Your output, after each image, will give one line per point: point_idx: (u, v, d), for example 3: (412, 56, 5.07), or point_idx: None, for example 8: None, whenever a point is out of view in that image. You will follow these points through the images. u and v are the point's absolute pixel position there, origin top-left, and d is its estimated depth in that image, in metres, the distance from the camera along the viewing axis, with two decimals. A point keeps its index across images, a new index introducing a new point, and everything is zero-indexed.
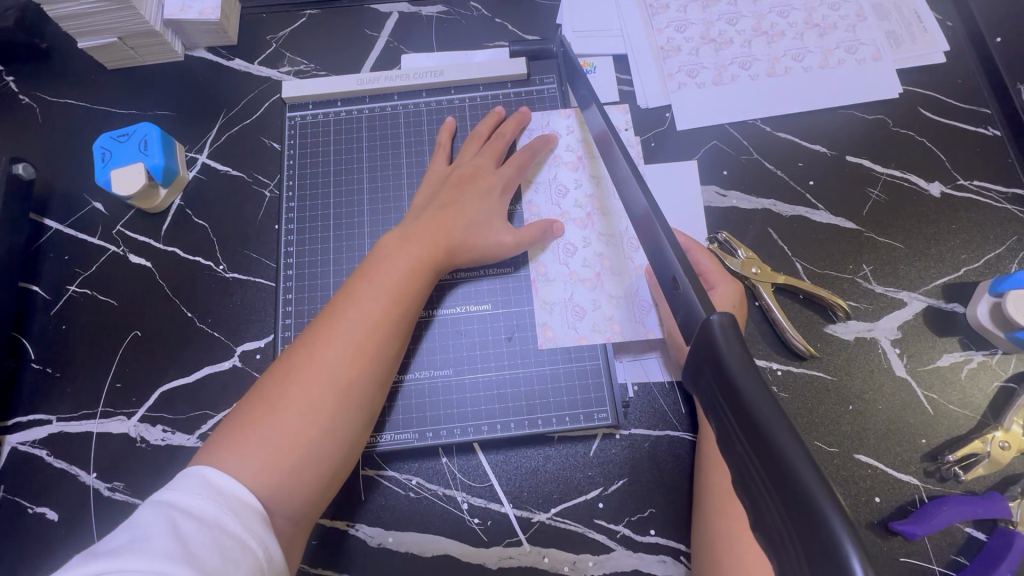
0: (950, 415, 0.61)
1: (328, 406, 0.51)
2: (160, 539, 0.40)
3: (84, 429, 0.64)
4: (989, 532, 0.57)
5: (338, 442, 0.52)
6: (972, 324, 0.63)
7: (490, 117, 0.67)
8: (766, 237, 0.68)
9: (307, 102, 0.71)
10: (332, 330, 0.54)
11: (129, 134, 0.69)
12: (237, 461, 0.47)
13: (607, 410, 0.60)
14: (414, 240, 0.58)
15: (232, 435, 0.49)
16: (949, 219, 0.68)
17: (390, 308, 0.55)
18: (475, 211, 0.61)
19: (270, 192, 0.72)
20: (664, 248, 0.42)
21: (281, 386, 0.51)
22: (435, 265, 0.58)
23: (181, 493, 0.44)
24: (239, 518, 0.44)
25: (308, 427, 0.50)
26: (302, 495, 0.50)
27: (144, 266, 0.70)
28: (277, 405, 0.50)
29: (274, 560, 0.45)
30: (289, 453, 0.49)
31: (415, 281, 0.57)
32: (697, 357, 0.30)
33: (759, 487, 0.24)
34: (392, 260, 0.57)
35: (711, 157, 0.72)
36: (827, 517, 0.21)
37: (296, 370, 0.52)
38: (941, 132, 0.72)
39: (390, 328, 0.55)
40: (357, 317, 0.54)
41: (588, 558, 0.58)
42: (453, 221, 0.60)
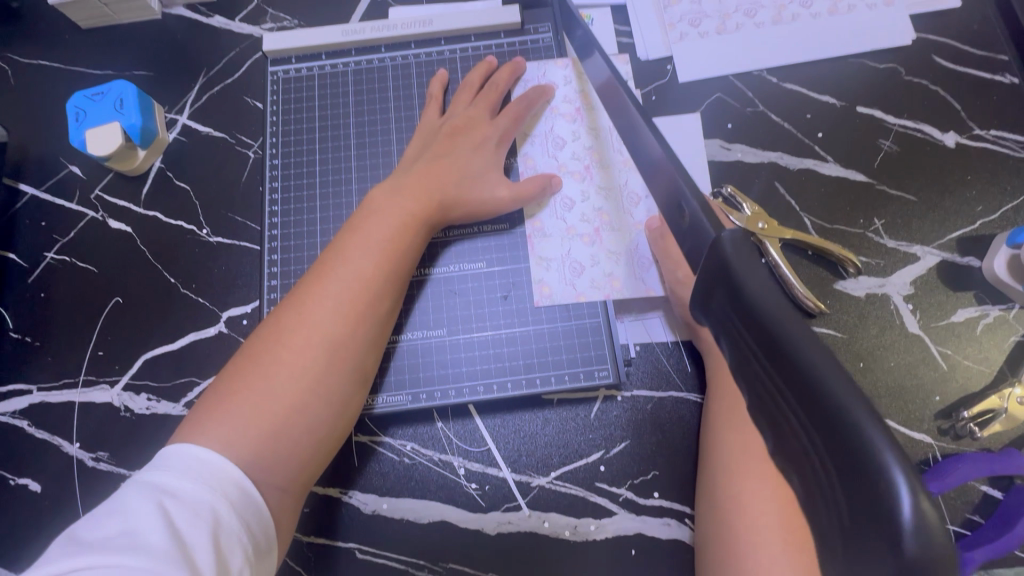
0: (965, 371, 0.59)
1: (323, 369, 0.49)
2: (153, 533, 0.38)
3: (66, 398, 0.61)
4: (1005, 490, 0.55)
5: (334, 404, 0.50)
6: (988, 277, 0.61)
7: (482, 68, 0.64)
8: (772, 192, 0.65)
9: (290, 55, 0.67)
10: (321, 291, 0.51)
11: (103, 93, 0.66)
12: (229, 431, 0.45)
13: (608, 368, 0.57)
14: (404, 194, 0.55)
15: (221, 405, 0.46)
16: (965, 170, 0.65)
17: (382, 266, 0.53)
18: (468, 163, 0.58)
19: (253, 152, 0.69)
20: (671, 181, 0.39)
21: (270, 350, 0.49)
22: (427, 219, 0.56)
23: (169, 474, 0.42)
24: (236, 503, 0.42)
25: (304, 392, 0.48)
26: (300, 459, 0.48)
27: (124, 232, 0.67)
28: (268, 372, 0.48)
29: (263, 537, 0.44)
30: (284, 420, 0.47)
31: (408, 237, 0.54)
32: (705, 278, 0.27)
33: (783, 409, 0.22)
34: (381, 215, 0.54)
35: (715, 110, 0.68)
36: (862, 427, 0.19)
37: (286, 334, 0.49)
38: (957, 81, 0.68)
39: (382, 285, 0.53)
40: (347, 276, 0.51)
41: (590, 523, 0.56)
42: (446, 174, 0.57)
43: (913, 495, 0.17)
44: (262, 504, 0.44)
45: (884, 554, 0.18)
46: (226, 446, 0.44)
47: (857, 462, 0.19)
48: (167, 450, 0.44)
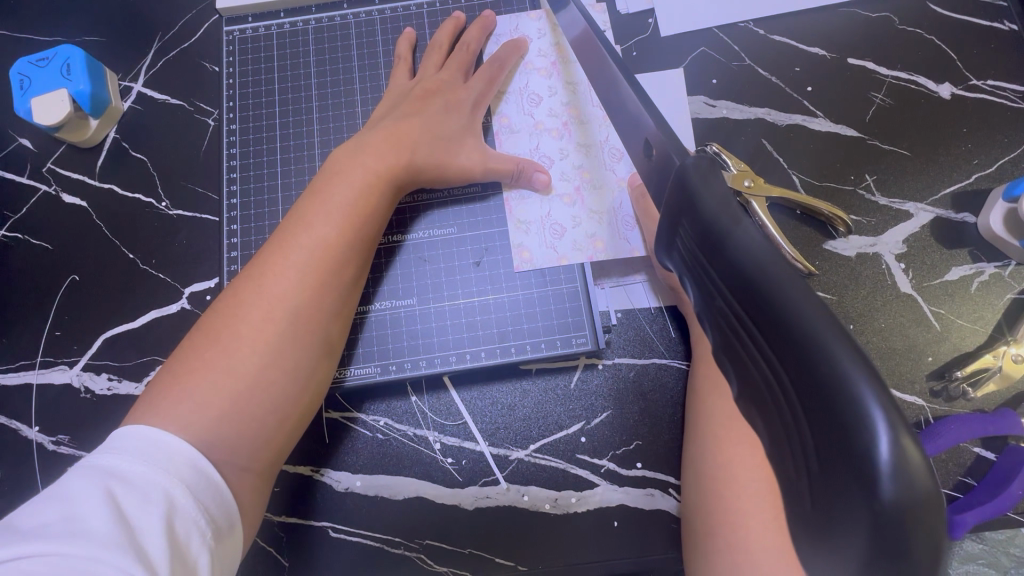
0: (959, 331, 0.56)
1: (287, 343, 0.46)
2: (97, 518, 0.35)
3: (23, 381, 0.59)
4: (999, 452, 0.54)
5: (300, 377, 0.47)
6: (983, 234, 0.58)
7: (450, 24, 0.60)
8: (759, 149, 0.62)
9: (247, 14, 0.64)
10: (282, 260, 0.48)
11: (49, 59, 0.62)
12: (185, 411, 0.42)
13: (586, 335, 0.55)
14: (368, 157, 0.52)
15: (176, 385, 0.43)
16: (961, 122, 0.62)
17: (347, 233, 0.50)
18: (441, 126, 0.55)
19: (213, 120, 0.65)
20: (648, 125, 0.37)
21: (229, 324, 0.46)
22: (395, 182, 0.52)
23: (120, 457, 0.38)
24: (193, 486, 0.39)
25: (267, 368, 0.45)
26: (266, 435, 0.45)
27: (80, 206, 0.63)
28: (227, 348, 0.44)
29: (225, 524, 0.40)
30: (248, 398, 0.44)
31: (374, 203, 0.51)
32: (670, 212, 0.27)
33: (748, 342, 0.22)
34: (345, 177, 0.51)
35: (699, 65, 0.65)
36: (833, 358, 0.18)
37: (245, 307, 0.46)
38: (953, 28, 0.65)
39: (347, 251, 0.50)
40: (310, 245, 0.48)
41: (571, 495, 0.54)
42: (415, 134, 0.53)
43: (890, 432, 0.17)
44: (223, 486, 0.41)
45: (860, 496, 0.18)
46: (182, 427, 0.41)
47: (830, 406, 0.18)
48: (118, 432, 0.40)
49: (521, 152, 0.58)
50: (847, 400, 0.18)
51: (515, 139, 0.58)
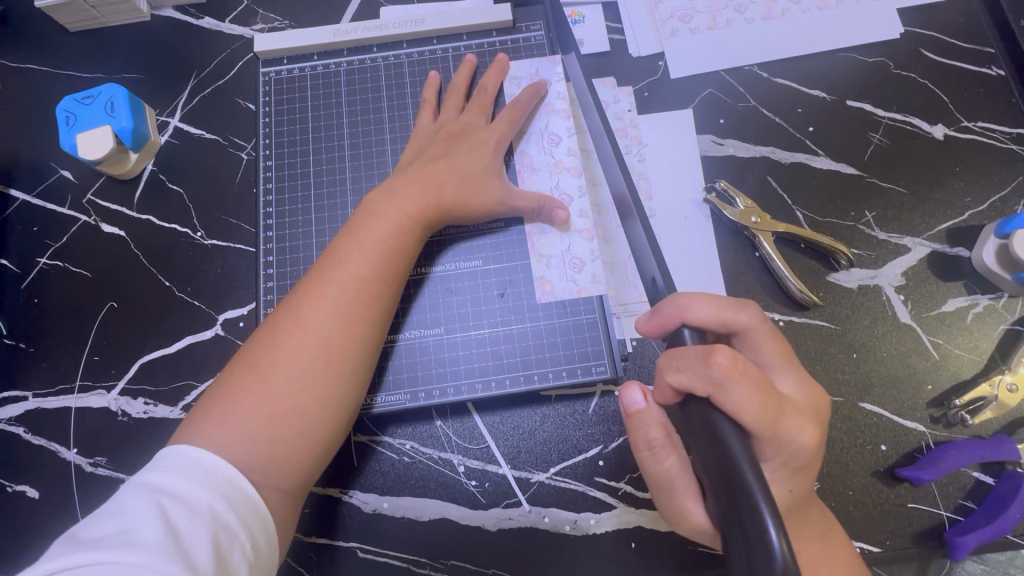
0: (956, 360, 0.60)
1: (319, 371, 0.48)
2: (149, 529, 0.38)
3: (61, 405, 0.61)
4: (997, 476, 0.56)
5: (332, 408, 0.48)
6: (977, 267, 0.62)
7: (465, 68, 0.64)
8: (765, 185, 0.65)
9: (282, 56, 0.68)
10: (318, 293, 0.50)
11: (93, 97, 0.65)
12: (227, 440, 0.44)
13: (605, 363, 0.58)
14: (401, 197, 0.55)
15: (219, 406, 0.46)
16: (953, 162, 0.66)
17: (380, 267, 0.52)
18: (469, 164, 0.58)
19: (247, 154, 0.69)
20: (644, 247, 0.52)
21: (268, 354, 0.48)
22: (425, 220, 0.55)
23: (166, 474, 0.41)
24: (234, 501, 0.42)
25: (302, 396, 0.47)
26: (297, 464, 0.47)
27: (118, 236, 0.66)
28: (266, 374, 0.47)
29: (263, 541, 0.43)
30: (282, 423, 0.46)
31: (404, 238, 0.54)
32: (709, 348, 0.40)
33: (724, 474, 0.37)
34: (380, 216, 0.54)
35: (707, 105, 0.68)
36: (753, 503, 0.35)
37: (282, 335, 0.48)
38: (944, 73, 0.69)
39: (380, 285, 0.51)
40: (345, 279, 0.51)
41: (589, 517, 0.56)
42: (443, 175, 0.56)
43: (777, 537, 0.33)
44: (260, 504, 0.43)
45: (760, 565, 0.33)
46: (225, 454, 0.43)
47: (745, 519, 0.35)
48: (163, 452, 0.43)
49: (541, 189, 0.61)
50: (756, 516, 0.34)
51: (537, 177, 0.62)
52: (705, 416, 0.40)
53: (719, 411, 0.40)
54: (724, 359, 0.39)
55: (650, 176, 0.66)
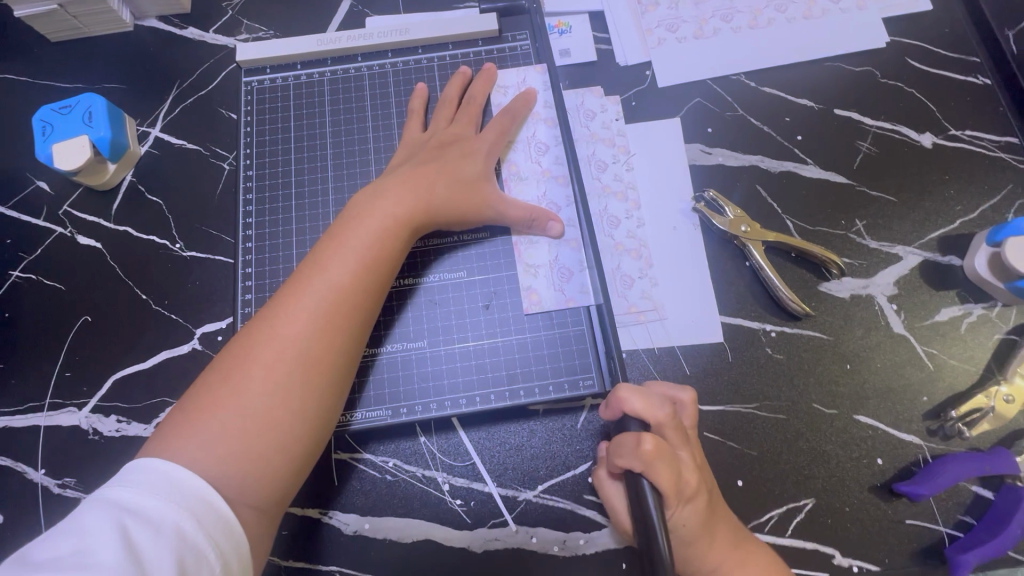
0: (951, 370, 0.58)
1: (295, 384, 0.46)
2: (107, 552, 0.36)
3: (29, 423, 0.58)
4: (996, 490, 0.54)
5: (309, 421, 0.46)
6: (970, 276, 0.61)
7: (458, 77, 0.63)
8: (754, 194, 0.65)
9: (266, 65, 0.67)
10: (295, 302, 0.48)
11: (71, 107, 0.64)
12: (198, 455, 0.42)
13: (594, 376, 0.56)
14: (383, 204, 0.53)
15: (189, 422, 0.44)
16: (942, 170, 0.66)
17: (361, 274, 0.50)
18: (456, 173, 0.56)
19: (228, 164, 0.67)
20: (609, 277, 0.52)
21: (242, 365, 0.46)
22: (410, 226, 0.54)
23: (131, 490, 0.39)
24: (203, 520, 0.39)
25: (277, 409, 0.45)
26: (272, 481, 0.44)
27: (94, 248, 0.65)
28: (239, 385, 0.45)
29: (234, 561, 0.41)
30: (256, 437, 0.44)
31: (388, 244, 0.52)
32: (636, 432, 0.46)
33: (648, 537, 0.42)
34: (362, 222, 0.52)
35: (695, 114, 0.68)
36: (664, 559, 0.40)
37: (256, 348, 0.46)
38: (931, 82, 0.69)
39: (361, 292, 0.50)
40: (324, 288, 0.49)
41: (579, 536, 0.54)
42: (429, 183, 0.55)
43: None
44: (232, 521, 0.41)
45: None
46: (195, 471, 0.41)
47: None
48: (129, 466, 0.41)
49: (529, 199, 0.60)
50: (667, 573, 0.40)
51: (524, 186, 0.61)
52: (637, 488, 0.44)
53: (646, 485, 0.44)
54: (650, 445, 0.44)
55: (637, 186, 0.65)
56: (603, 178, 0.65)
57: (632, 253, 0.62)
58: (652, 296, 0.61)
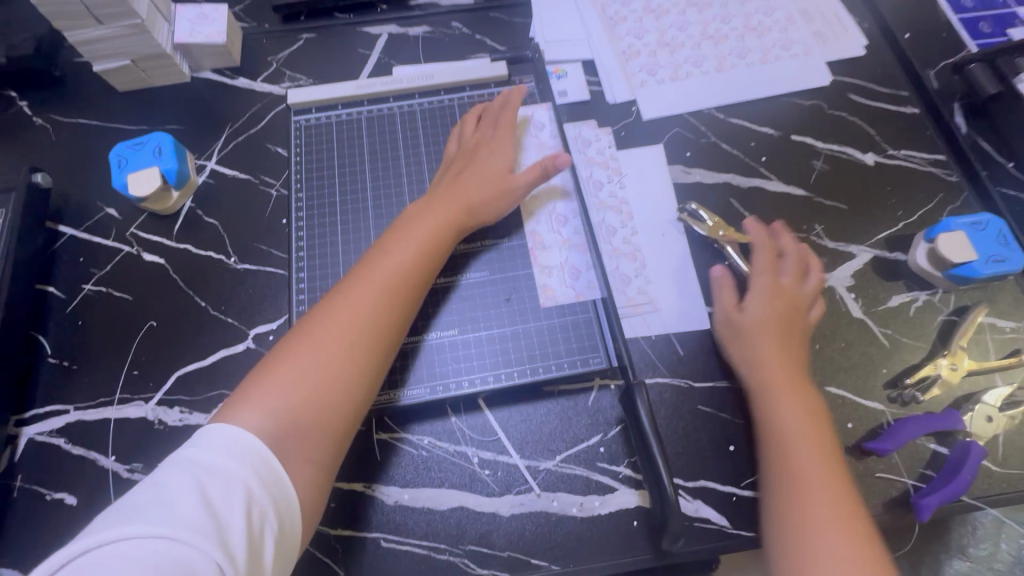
0: (905, 347, 0.68)
1: (359, 347, 0.55)
2: (188, 503, 0.41)
3: (101, 416, 0.66)
4: (950, 446, 0.63)
5: (364, 384, 0.55)
6: (914, 269, 0.72)
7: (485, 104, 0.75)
8: (728, 206, 0.76)
9: (312, 107, 0.79)
10: (365, 280, 0.58)
11: (144, 143, 0.74)
12: (273, 400, 0.50)
13: (601, 355, 0.65)
14: (439, 204, 0.65)
15: (263, 380, 0.51)
16: (884, 182, 0.78)
17: (418, 262, 0.60)
18: (483, 171, 0.68)
19: (276, 190, 0.77)
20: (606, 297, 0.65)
21: (316, 326, 0.55)
22: (457, 224, 0.64)
23: (206, 451, 0.45)
24: (266, 479, 0.46)
25: (341, 368, 0.53)
26: (328, 430, 0.52)
27: (158, 263, 0.74)
28: (314, 343, 0.54)
29: (288, 516, 0.46)
30: (322, 389, 0.52)
31: (439, 238, 0.63)
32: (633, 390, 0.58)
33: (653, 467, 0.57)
34: (420, 220, 0.63)
35: (676, 141, 0.80)
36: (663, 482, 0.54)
37: (328, 315, 0.55)
38: (869, 112, 0.83)
39: (417, 276, 0.60)
40: (384, 278, 0.58)
41: (594, 499, 0.61)
42: (466, 184, 0.66)
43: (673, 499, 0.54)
44: (286, 480, 0.47)
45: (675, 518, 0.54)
46: (270, 413, 0.49)
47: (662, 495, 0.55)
48: (204, 429, 0.47)
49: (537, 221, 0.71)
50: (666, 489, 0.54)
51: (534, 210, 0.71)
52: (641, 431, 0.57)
53: (648, 426, 0.56)
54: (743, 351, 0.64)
55: (630, 200, 0.76)
56: (600, 194, 0.77)
57: (628, 256, 0.73)
58: (647, 291, 0.71)
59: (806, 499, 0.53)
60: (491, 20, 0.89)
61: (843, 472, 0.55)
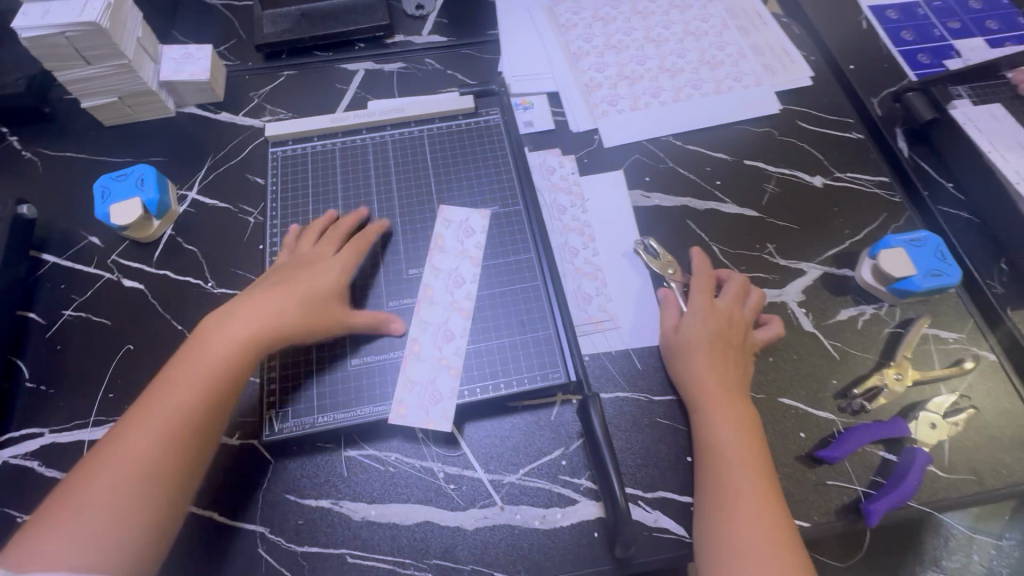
0: (854, 358, 0.71)
1: (138, 491, 0.53)
2: None
3: (75, 438, 0.67)
4: (898, 453, 0.66)
5: (157, 526, 0.53)
6: (861, 284, 0.75)
7: (354, 215, 0.75)
8: (685, 227, 0.80)
9: (289, 139, 0.83)
10: (141, 420, 0.56)
11: (127, 174, 0.77)
12: (57, 549, 0.49)
13: (560, 369, 0.68)
14: (239, 321, 0.62)
15: (48, 524, 0.50)
16: (832, 203, 0.83)
17: (194, 397, 0.57)
18: (314, 287, 0.66)
19: (254, 218, 0.81)
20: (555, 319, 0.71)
21: (97, 471, 0.53)
22: (257, 346, 0.61)
23: None
24: None
25: (127, 512, 0.52)
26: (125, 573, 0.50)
27: (137, 289, 0.76)
28: (98, 487, 0.52)
29: None
30: (109, 534, 0.51)
31: (230, 366, 0.60)
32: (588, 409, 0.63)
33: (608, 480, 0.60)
34: (208, 344, 0.60)
35: (635, 167, 0.85)
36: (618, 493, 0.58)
37: (104, 458, 0.54)
38: (817, 137, 0.88)
39: (206, 411, 0.58)
40: (166, 413, 0.56)
41: (557, 511, 0.63)
42: (290, 294, 0.64)
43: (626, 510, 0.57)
44: None
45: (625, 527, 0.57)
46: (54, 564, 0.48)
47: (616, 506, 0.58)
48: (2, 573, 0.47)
49: (443, 268, 0.73)
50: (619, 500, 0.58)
51: (443, 256, 0.74)
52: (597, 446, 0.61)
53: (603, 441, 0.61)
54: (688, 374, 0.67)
55: (591, 222, 0.80)
56: (563, 218, 0.81)
57: (589, 276, 0.76)
58: (608, 308, 0.74)
59: (735, 504, 0.58)
60: (461, 56, 0.95)
61: (770, 475, 0.60)
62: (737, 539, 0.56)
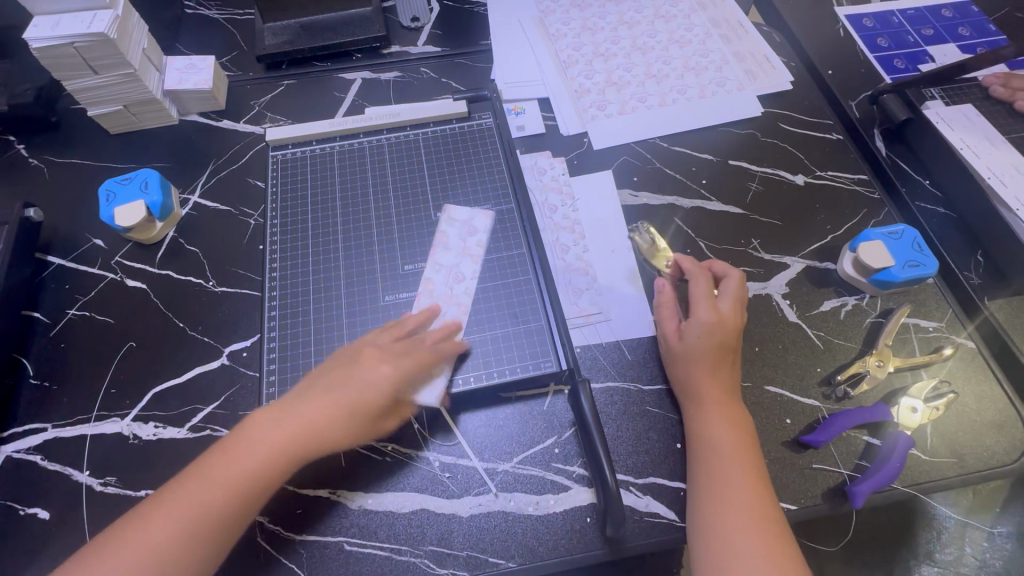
0: (837, 347, 0.74)
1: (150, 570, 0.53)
2: None
3: (78, 433, 0.69)
4: (882, 438, 0.68)
5: None
6: (843, 276, 0.78)
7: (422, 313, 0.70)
8: (672, 224, 0.83)
9: (289, 143, 0.86)
10: (187, 492, 0.56)
11: (131, 179, 0.80)
12: None
13: (551, 359, 0.70)
14: (317, 406, 0.61)
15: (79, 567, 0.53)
16: (813, 199, 0.86)
17: (238, 481, 0.57)
18: (358, 396, 0.62)
19: (254, 220, 0.83)
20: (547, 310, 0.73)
21: (126, 531, 0.55)
22: (295, 445, 0.60)
23: None
24: None
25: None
26: None
27: (140, 288, 0.78)
28: (124, 550, 0.54)
29: None
30: None
31: (262, 460, 0.58)
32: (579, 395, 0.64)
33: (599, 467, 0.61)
34: (281, 427, 0.60)
35: (624, 168, 0.88)
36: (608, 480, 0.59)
37: (138, 526, 0.55)
38: (798, 138, 0.91)
39: (238, 493, 0.57)
40: (204, 494, 0.56)
41: (550, 497, 0.64)
42: (365, 389, 0.62)
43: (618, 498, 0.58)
44: None
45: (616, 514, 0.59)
46: None
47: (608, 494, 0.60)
48: None
49: (444, 264, 0.76)
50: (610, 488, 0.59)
51: (444, 253, 0.77)
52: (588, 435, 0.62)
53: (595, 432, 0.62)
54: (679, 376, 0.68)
55: (581, 220, 0.83)
56: (554, 216, 0.83)
57: (580, 271, 0.79)
58: (598, 302, 0.76)
59: (722, 496, 0.60)
60: (455, 65, 0.98)
61: (759, 469, 0.62)
62: (721, 528, 0.58)
